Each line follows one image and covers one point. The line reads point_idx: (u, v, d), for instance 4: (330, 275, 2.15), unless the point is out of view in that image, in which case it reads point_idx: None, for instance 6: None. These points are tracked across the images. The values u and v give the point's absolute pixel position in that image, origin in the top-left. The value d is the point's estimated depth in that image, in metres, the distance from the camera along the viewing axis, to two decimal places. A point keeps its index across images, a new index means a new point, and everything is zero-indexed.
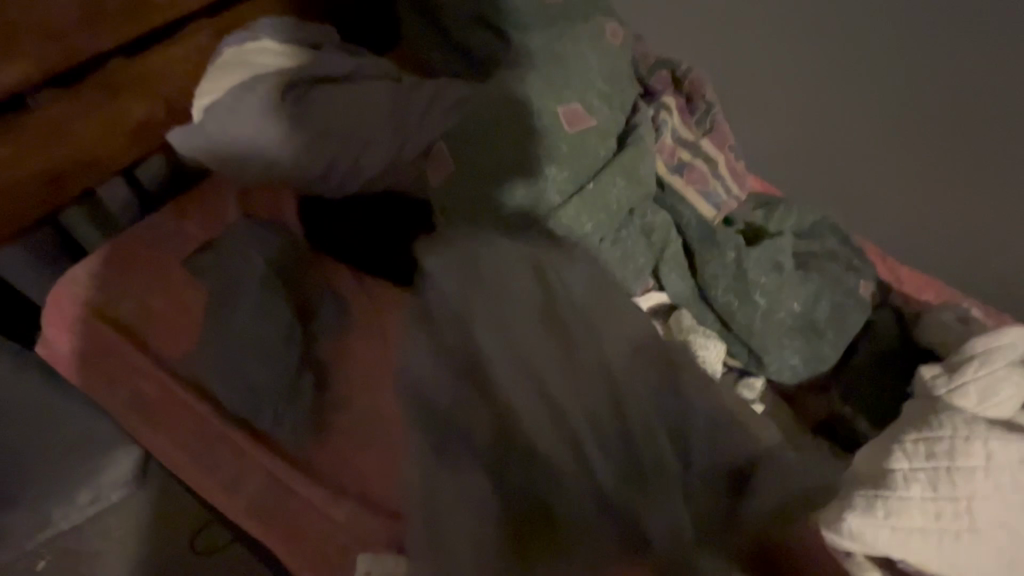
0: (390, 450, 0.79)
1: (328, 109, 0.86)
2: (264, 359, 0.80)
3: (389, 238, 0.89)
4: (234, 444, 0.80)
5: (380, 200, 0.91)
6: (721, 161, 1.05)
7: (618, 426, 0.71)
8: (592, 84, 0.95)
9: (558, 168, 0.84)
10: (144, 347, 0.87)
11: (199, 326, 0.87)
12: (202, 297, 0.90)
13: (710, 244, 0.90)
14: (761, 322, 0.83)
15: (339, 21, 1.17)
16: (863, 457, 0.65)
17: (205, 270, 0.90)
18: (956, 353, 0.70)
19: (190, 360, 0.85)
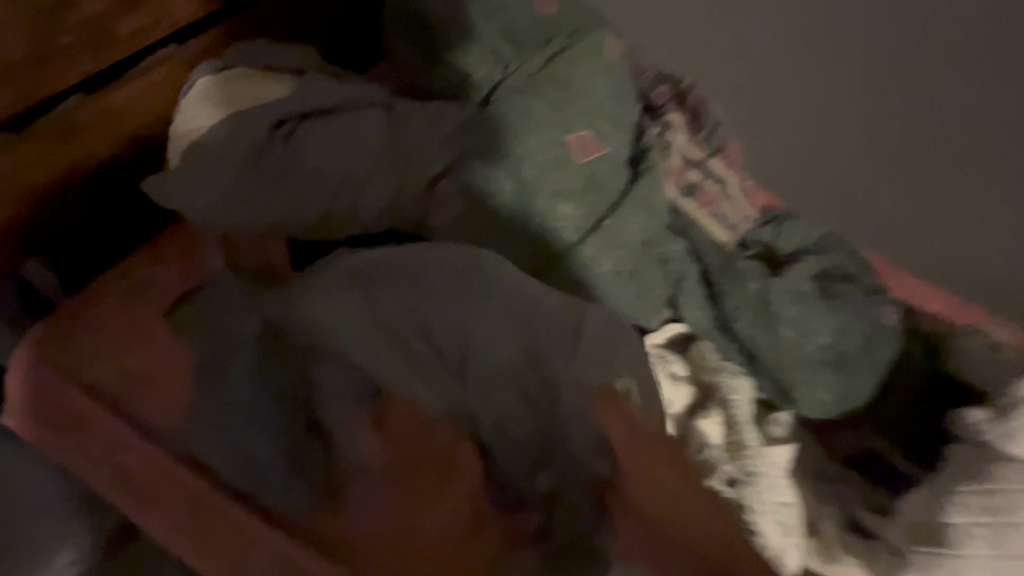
0: (406, 517, 0.67)
1: (318, 145, 0.78)
2: (263, 426, 0.73)
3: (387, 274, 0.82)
4: (235, 521, 0.72)
5: (380, 236, 0.84)
6: (732, 181, 1.01)
7: (651, 476, 0.70)
8: (600, 107, 0.90)
9: (569, 204, 0.79)
10: (125, 416, 0.79)
11: (190, 389, 0.80)
12: (187, 356, 0.82)
13: (730, 273, 0.86)
14: (789, 356, 0.80)
15: (316, 38, 1.08)
16: (912, 505, 0.67)
17: (192, 325, 0.82)
18: (1004, 394, 0.71)
19: (185, 430, 0.77)
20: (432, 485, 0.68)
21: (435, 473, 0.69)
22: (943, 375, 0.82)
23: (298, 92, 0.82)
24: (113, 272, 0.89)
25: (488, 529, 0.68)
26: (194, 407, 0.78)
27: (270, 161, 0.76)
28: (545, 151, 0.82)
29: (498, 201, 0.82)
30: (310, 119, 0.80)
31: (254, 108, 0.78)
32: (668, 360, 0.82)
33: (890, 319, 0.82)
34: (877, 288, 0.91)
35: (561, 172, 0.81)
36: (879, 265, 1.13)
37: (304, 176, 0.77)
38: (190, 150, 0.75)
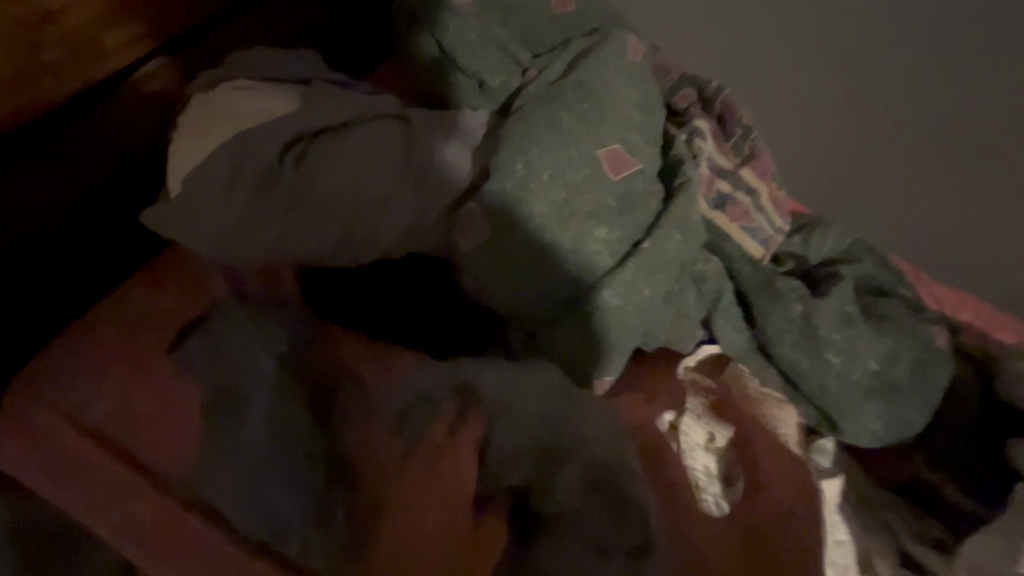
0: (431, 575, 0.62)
1: (331, 167, 0.72)
2: (281, 477, 0.68)
3: (409, 305, 0.77)
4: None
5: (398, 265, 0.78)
6: (764, 192, 0.96)
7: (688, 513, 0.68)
8: (629, 116, 0.83)
9: (606, 227, 0.74)
10: (129, 461, 0.73)
11: (199, 430, 0.73)
12: (194, 395, 0.75)
13: (770, 294, 0.82)
14: (836, 383, 0.76)
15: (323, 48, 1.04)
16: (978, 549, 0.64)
17: (199, 360, 0.76)
18: None
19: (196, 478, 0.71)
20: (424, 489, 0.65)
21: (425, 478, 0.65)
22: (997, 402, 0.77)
23: (306, 110, 0.76)
24: (108, 300, 0.82)
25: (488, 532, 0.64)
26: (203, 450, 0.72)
27: (284, 188, 0.71)
28: (575, 166, 0.75)
29: (529, 225, 0.72)
30: (321, 139, 0.74)
31: (260, 129, 0.72)
32: (705, 388, 0.78)
33: (938, 342, 0.78)
34: (918, 305, 0.87)
35: (591, 191, 0.75)
36: (908, 271, 1.09)
37: (319, 202, 0.71)
38: (192, 178, 0.69)
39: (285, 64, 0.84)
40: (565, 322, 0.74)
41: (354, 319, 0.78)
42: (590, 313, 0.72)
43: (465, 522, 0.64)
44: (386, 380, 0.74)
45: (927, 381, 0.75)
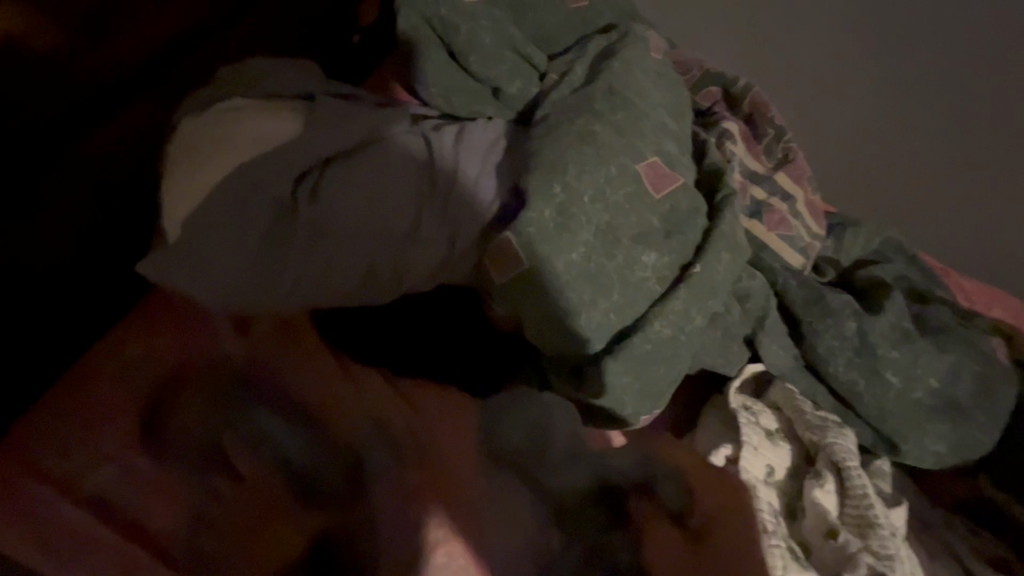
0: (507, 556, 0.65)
1: (350, 197, 0.65)
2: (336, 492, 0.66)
3: (438, 338, 0.75)
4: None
5: (429, 298, 0.77)
6: (800, 197, 0.91)
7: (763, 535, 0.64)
8: (664, 125, 0.78)
9: (655, 251, 0.69)
10: (149, 524, 0.64)
11: (222, 479, 0.67)
12: (214, 444, 0.68)
13: (820, 309, 0.77)
14: (896, 403, 0.72)
15: (315, 54, 0.99)
16: None
17: (219, 403, 0.70)
18: None
19: (222, 530, 0.64)
20: (423, 468, 0.69)
21: (423, 461, 0.70)
22: None
23: (315, 132, 0.68)
24: (98, 349, 0.73)
25: (427, 521, 0.65)
26: (234, 501, 0.66)
27: (301, 225, 0.63)
28: (617, 186, 0.69)
29: (572, 254, 0.66)
30: (334, 166, 0.66)
31: (267, 157, 0.65)
32: (757, 413, 0.73)
33: (992, 353, 0.76)
34: (964, 312, 0.84)
35: (635, 211, 0.69)
36: (938, 269, 1.06)
37: (337, 239, 0.64)
38: (198, 220, 0.61)
39: (283, 78, 0.77)
40: (610, 357, 0.67)
41: (370, 351, 0.75)
42: (642, 345, 0.67)
43: (482, 469, 0.70)
44: (422, 402, 0.74)
45: (984, 394, 0.73)
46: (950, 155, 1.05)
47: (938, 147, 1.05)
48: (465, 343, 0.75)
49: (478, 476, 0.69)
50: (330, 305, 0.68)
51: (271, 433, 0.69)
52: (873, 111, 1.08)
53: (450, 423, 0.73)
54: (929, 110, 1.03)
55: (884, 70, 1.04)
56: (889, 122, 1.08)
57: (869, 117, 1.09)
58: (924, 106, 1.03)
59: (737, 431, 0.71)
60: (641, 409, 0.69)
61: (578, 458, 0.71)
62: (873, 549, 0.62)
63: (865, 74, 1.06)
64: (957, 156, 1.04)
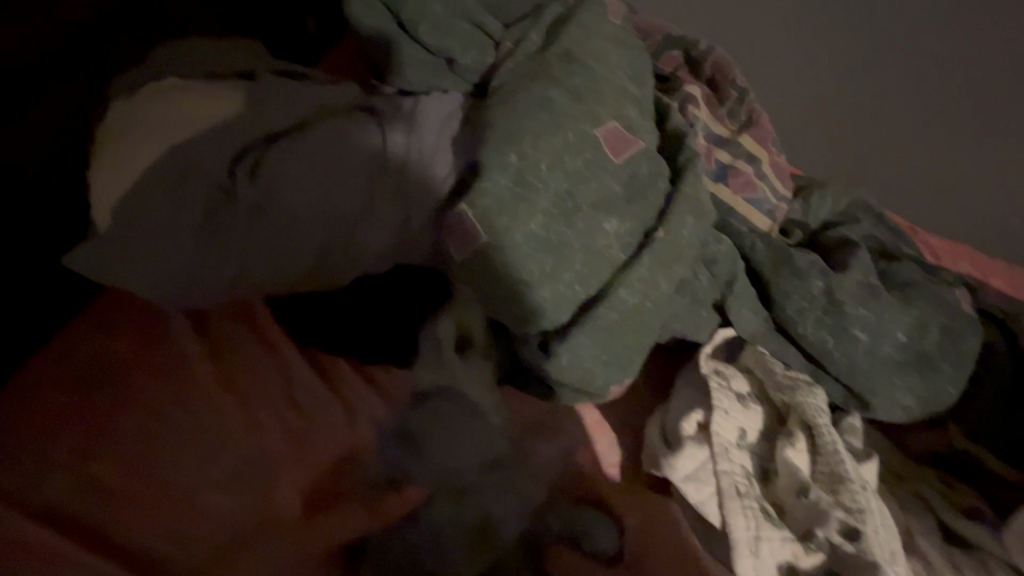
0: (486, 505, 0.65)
1: (295, 175, 0.61)
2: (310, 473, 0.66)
3: (401, 322, 0.73)
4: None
5: (387, 280, 0.74)
6: (765, 158, 0.89)
7: (737, 498, 0.63)
8: (623, 89, 0.76)
9: (617, 218, 0.67)
10: (115, 527, 0.61)
11: (194, 482, 0.63)
12: (176, 439, 0.65)
13: (788, 270, 0.76)
14: (865, 359, 0.72)
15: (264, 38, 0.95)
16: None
17: (184, 402, 0.67)
18: None
19: (196, 537, 0.61)
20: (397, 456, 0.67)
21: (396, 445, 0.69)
22: None
23: (256, 111, 0.65)
24: (48, 354, 0.69)
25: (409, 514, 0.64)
26: (208, 504, 0.63)
27: (244, 210, 0.60)
28: (577, 153, 0.67)
29: (531, 225, 0.64)
30: (276, 144, 0.63)
31: (205, 138, 0.61)
32: (728, 377, 0.73)
33: (958, 304, 0.76)
34: (931, 266, 0.85)
35: (595, 177, 0.67)
36: (905, 226, 1.07)
37: (286, 222, 0.61)
38: (133, 211, 0.58)
39: (223, 58, 0.73)
40: (577, 328, 0.65)
41: (337, 338, 0.73)
42: (607, 314, 0.65)
43: None
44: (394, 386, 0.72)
45: (952, 346, 0.73)
46: (916, 110, 1.05)
47: (902, 103, 1.05)
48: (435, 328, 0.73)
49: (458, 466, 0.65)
50: (283, 291, 0.65)
51: (243, 434, 0.66)
52: (837, 71, 1.08)
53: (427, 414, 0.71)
54: (892, 67, 1.03)
55: (846, 28, 1.03)
56: (853, 81, 1.07)
57: (833, 77, 1.09)
58: (887, 62, 1.03)
59: (709, 397, 0.71)
60: (610, 380, 0.68)
61: (551, 442, 0.71)
62: (845, 502, 0.62)
63: (828, 33, 1.05)
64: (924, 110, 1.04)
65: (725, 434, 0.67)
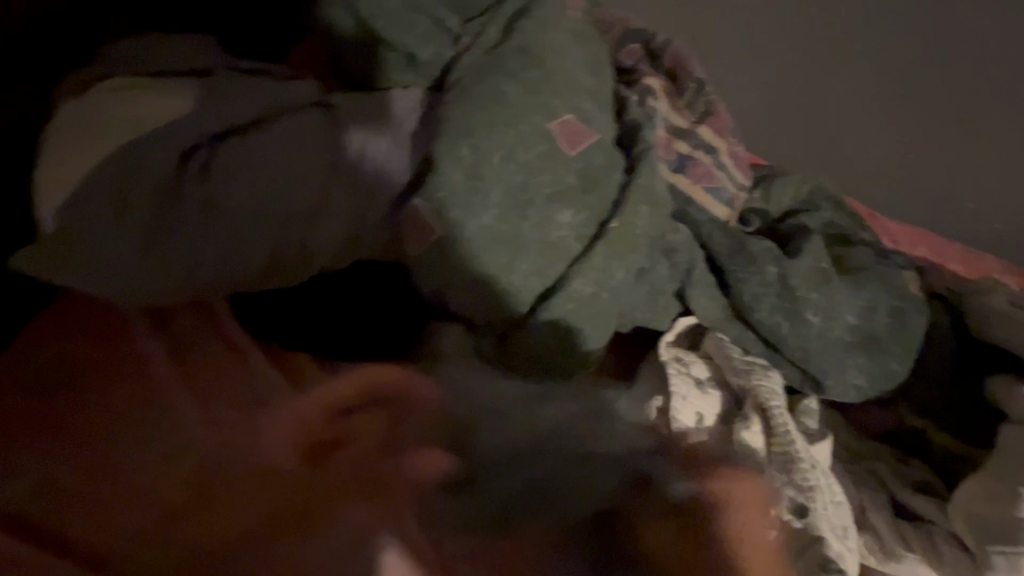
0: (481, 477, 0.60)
1: (246, 174, 0.61)
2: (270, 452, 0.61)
3: (367, 316, 0.72)
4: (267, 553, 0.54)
5: (349, 274, 0.74)
6: (723, 149, 0.91)
7: None
8: (579, 81, 0.77)
9: (571, 208, 0.68)
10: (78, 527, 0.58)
11: (150, 485, 0.60)
12: (141, 433, 0.64)
13: (743, 258, 0.78)
14: (817, 341, 0.74)
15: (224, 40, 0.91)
16: (973, 497, 0.64)
17: (146, 403, 0.66)
18: None
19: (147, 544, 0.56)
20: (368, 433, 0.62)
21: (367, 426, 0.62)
22: (968, 339, 0.79)
23: (208, 108, 0.65)
24: (10, 358, 0.69)
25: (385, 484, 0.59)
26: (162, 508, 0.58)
27: (191, 206, 0.60)
28: (530, 144, 0.68)
29: (484, 216, 0.65)
30: (227, 142, 0.63)
31: (153, 136, 0.61)
32: (688, 362, 0.75)
33: (905, 286, 0.79)
34: (881, 250, 0.88)
35: (549, 169, 0.68)
36: (863, 212, 1.10)
37: (236, 218, 0.61)
38: (79, 211, 0.58)
39: (175, 57, 0.73)
40: (534, 318, 0.66)
41: (298, 335, 0.72)
42: (562, 303, 0.67)
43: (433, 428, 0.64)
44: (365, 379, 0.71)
45: (901, 327, 0.76)
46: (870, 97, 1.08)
47: None
48: (400, 323, 0.73)
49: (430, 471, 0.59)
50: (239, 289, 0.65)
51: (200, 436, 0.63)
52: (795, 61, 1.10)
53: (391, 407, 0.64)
54: None
55: None
56: None
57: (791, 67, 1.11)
58: None
59: (667, 383, 0.72)
60: (570, 369, 0.69)
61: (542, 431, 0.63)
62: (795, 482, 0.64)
63: None
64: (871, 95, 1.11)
65: (687, 416, 0.68)
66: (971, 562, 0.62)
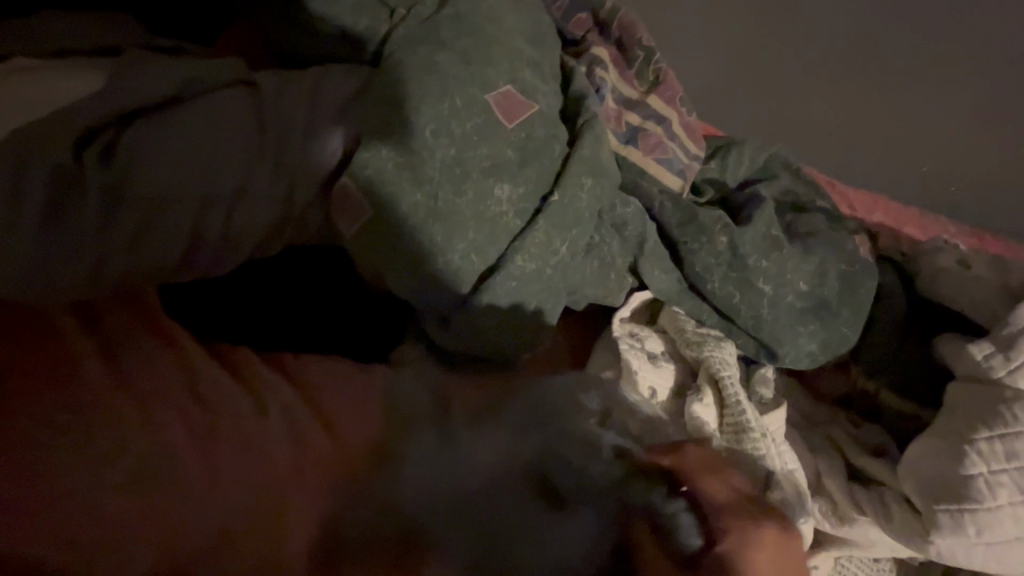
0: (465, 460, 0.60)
1: (157, 155, 0.58)
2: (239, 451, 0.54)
3: (327, 306, 0.70)
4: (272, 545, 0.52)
5: (303, 260, 0.70)
6: (674, 118, 0.89)
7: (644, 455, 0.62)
8: (518, 50, 0.74)
9: (510, 183, 0.67)
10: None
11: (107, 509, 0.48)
12: (46, 447, 0.47)
13: (694, 228, 0.76)
14: (770, 310, 0.74)
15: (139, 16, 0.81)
16: (920, 457, 0.64)
17: (61, 416, 0.50)
18: (984, 319, 0.73)
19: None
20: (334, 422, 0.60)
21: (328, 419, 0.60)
22: (921, 302, 0.79)
23: (115, 88, 0.61)
24: None
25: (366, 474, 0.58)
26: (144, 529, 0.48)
27: (92, 193, 0.56)
28: (464, 118, 0.66)
29: (418, 195, 0.63)
30: (136, 124, 0.59)
31: (53, 121, 0.57)
32: (642, 338, 0.74)
33: (857, 250, 0.79)
34: (835, 216, 0.88)
35: (487, 142, 0.66)
36: (822, 180, 1.09)
37: (147, 202, 0.57)
38: None
39: (81, 36, 0.68)
40: (478, 298, 0.65)
41: (235, 327, 0.65)
42: (507, 281, 0.65)
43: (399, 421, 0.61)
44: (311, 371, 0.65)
45: (852, 291, 0.76)
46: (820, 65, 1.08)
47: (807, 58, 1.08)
48: (348, 309, 0.71)
49: (434, 476, 0.59)
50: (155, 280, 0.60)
51: (174, 452, 0.51)
52: None
53: (373, 421, 0.61)
54: None
55: None
56: None
57: None
58: None
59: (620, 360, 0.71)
60: (517, 350, 0.69)
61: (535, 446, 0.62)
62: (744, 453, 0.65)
63: None
64: (816, 66, 1.13)
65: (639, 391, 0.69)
66: (920, 524, 0.63)
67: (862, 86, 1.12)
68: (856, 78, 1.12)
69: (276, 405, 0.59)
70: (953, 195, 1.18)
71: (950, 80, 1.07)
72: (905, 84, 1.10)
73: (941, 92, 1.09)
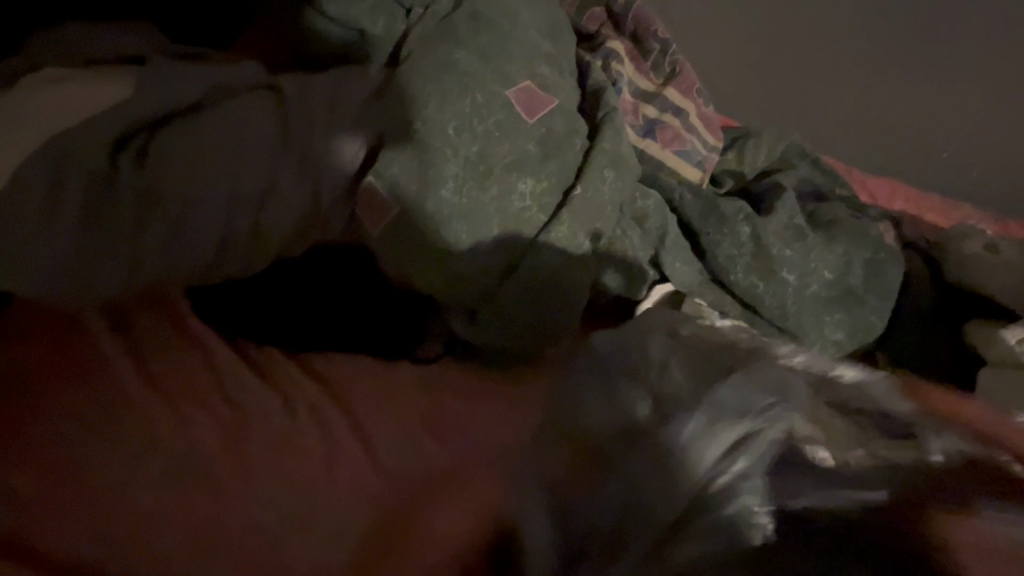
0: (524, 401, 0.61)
1: (188, 158, 0.59)
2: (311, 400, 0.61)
3: (348, 302, 0.67)
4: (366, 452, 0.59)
5: (323, 254, 0.67)
6: (691, 110, 0.89)
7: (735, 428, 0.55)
8: (535, 48, 0.75)
9: (531, 178, 0.67)
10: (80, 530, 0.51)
11: (166, 485, 0.54)
12: (129, 428, 0.57)
13: (715, 219, 0.76)
14: (795, 299, 0.73)
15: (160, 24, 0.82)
16: None
17: (119, 413, 0.57)
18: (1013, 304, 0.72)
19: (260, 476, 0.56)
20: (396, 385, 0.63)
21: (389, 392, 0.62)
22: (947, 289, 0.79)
23: (146, 93, 0.62)
24: None
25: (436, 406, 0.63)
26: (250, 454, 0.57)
27: (126, 198, 0.57)
28: (485, 115, 0.66)
29: (441, 191, 0.63)
30: (168, 129, 0.61)
31: (87, 128, 0.59)
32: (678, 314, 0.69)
33: (883, 238, 0.78)
34: (857, 204, 0.87)
35: (508, 138, 0.67)
36: (840, 168, 1.09)
37: (178, 205, 0.58)
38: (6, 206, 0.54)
39: (110, 46, 0.69)
40: (504, 291, 0.65)
41: (261, 327, 0.66)
42: (533, 273, 0.65)
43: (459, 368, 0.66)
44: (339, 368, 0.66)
45: (876, 278, 0.75)
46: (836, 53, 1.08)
47: None
48: (371, 306, 0.68)
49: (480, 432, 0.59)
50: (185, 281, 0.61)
51: (194, 442, 0.57)
52: None
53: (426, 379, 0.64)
54: None
55: None
56: None
57: None
58: None
59: None
60: (541, 347, 0.68)
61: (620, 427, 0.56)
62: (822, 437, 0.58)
63: None
64: (832, 55, 1.12)
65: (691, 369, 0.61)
66: None
67: (878, 74, 1.11)
68: (873, 66, 1.11)
69: (300, 403, 0.61)
70: (977, 181, 1.16)
71: (968, 67, 1.06)
72: (925, 71, 1.09)
73: (959, 79, 1.08)
